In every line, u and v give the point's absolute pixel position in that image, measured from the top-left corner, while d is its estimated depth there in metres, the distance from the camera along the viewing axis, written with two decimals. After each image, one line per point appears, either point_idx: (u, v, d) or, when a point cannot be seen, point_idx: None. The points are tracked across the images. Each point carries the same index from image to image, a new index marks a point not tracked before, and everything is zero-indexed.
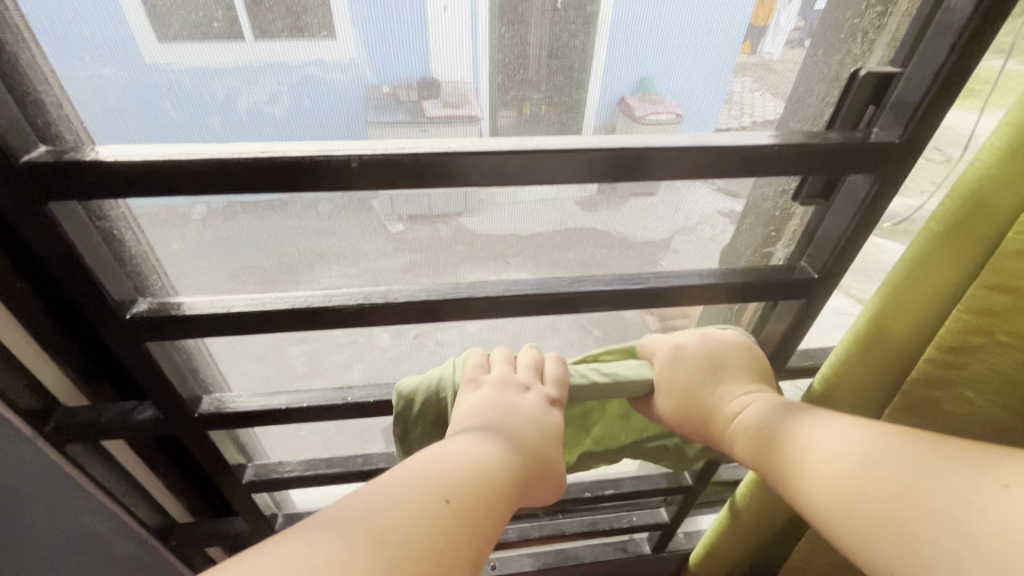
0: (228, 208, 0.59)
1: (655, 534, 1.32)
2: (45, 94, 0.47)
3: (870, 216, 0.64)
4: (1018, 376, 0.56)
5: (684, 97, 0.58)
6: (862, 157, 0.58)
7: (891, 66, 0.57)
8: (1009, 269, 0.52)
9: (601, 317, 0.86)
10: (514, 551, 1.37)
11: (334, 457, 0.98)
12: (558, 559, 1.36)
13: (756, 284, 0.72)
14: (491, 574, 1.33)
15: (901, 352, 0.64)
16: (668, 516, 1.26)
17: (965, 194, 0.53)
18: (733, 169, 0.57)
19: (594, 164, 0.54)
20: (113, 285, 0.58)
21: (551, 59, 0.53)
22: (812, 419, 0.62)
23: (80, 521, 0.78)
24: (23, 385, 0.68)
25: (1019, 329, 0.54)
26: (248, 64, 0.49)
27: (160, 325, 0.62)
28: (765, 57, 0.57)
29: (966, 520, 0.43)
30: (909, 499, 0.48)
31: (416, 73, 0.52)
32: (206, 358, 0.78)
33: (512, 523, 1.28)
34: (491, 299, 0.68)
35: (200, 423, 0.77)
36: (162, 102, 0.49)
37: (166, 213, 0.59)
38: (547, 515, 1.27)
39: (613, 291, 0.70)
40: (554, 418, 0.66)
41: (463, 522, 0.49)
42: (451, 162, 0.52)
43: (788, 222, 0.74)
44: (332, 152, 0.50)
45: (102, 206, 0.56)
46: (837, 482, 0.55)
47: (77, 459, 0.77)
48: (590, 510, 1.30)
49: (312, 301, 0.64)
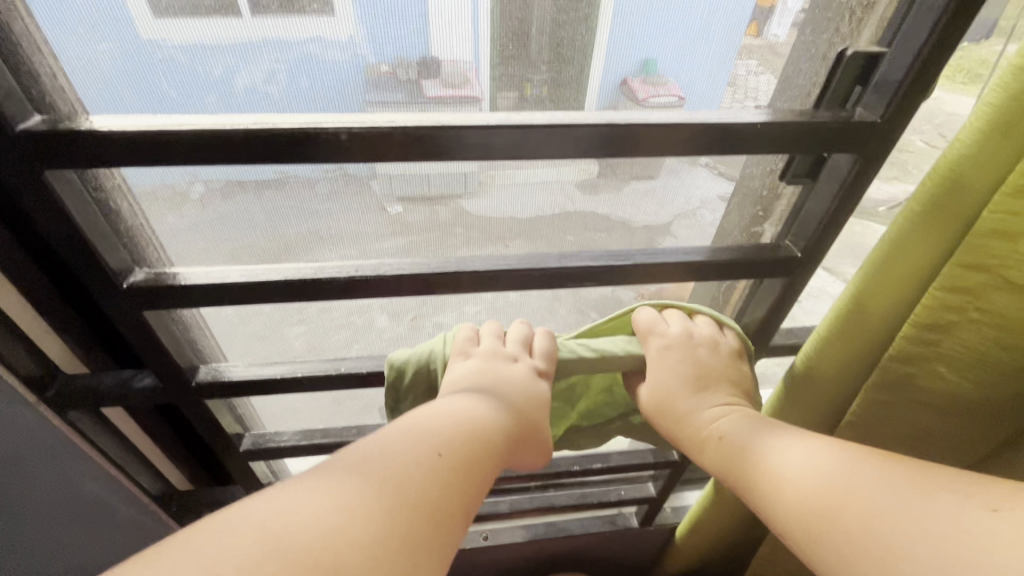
0: (226, 187, 0.59)
1: (644, 508, 1.34)
2: (40, 64, 0.46)
3: (851, 195, 0.62)
4: (990, 354, 0.56)
5: (686, 77, 0.57)
6: (842, 137, 0.57)
7: (878, 46, 0.54)
8: (985, 248, 0.51)
9: (597, 299, 0.87)
10: (507, 523, 1.39)
11: (329, 428, 0.98)
12: (549, 531, 1.39)
13: (741, 262, 0.71)
14: (483, 543, 1.37)
15: (879, 330, 0.64)
16: (655, 490, 1.29)
17: (944, 176, 0.52)
18: (730, 149, 0.56)
19: (587, 139, 0.53)
20: (111, 257, 0.58)
21: (552, 40, 0.52)
22: (788, 438, 0.61)
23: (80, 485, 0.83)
24: (27, 354, 0.67)
25: (993, 307, 0.53)
26: (243, 41, 0.48)
27: (158, 295, 0.62)
28: (770, 40, 0.56)
29: (952, 540, 0.42)
30: (891, 517, 0.46)
31: (416, 52, 0.51)
32: (203, 329, 0.77)
33: (504, 495, 1.31)
34: (484, 275, 0.68)
35: (198, 393, 0.77)
36: (157, 80, 0.49)
37: (166, 194, 0.59)
38: (538, 487, 1.30)
39: (603, 266, 0.68)
40: (541, 391, 0.67)
41: (456, 473, 0.50)
42: (443, 135, 0.51)
43: (776, 202, 0.72)
44: (322, 124, 0.49)
45: (97, 176, 0.55)
46: (798, 489, 0.55)
47: (78, 425, 0.78)
48: (580, 484, 1.33)
49: (304, 272, 0.64)
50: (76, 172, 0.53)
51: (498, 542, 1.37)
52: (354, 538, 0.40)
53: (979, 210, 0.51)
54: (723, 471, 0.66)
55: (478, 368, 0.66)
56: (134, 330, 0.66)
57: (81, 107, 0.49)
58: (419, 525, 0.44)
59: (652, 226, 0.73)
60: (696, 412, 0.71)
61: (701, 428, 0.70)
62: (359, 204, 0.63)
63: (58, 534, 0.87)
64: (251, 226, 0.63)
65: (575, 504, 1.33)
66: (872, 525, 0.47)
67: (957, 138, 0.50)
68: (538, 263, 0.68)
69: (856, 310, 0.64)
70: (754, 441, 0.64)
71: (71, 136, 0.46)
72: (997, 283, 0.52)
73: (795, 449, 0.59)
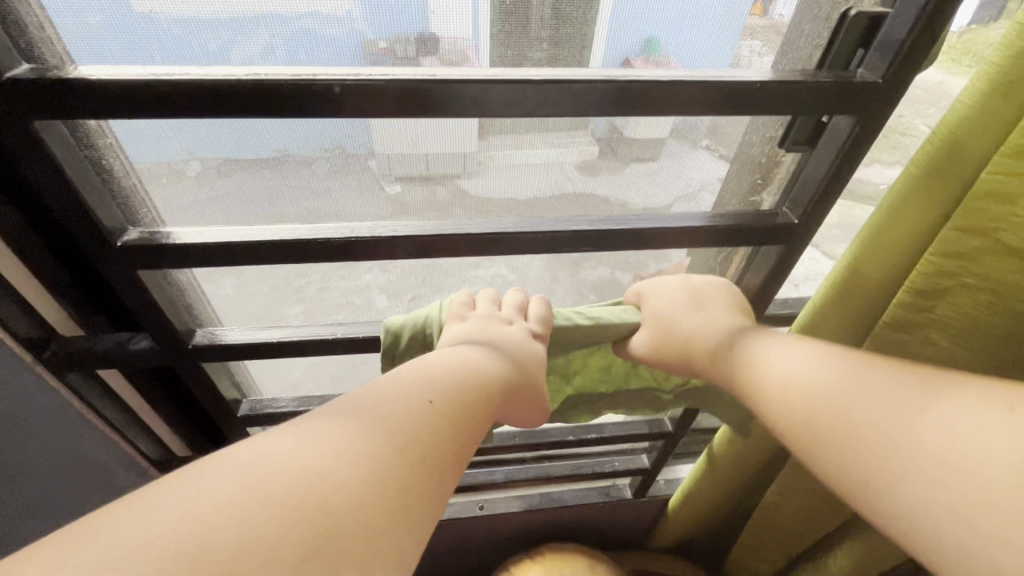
0: (223, 165, 0.58)
1: (638, 479, 1.36)
2: (25, 13, 0.44)
3: (851, 156, 0.61)
4: (981, 316, 0.59)
5: (690, 50, 0.56)
6: (843, 96, 0.55)
7: (881, 7, 0.52)
8: (982, 211, 0.52)
9: (595, 281, 0.88)
10: (502, 494, 1.42)
11: (327, 393, 0.98)
12: (543, 501, 1.42)
13: (739, 228, 0.69)
14: (479, 513, 1.39)
15: (874, 295, 0.65)
16: (647, 462, 1.30)
17: (943, 140, 0.51)
18: (737, 108, 0.54)
19: (591, 98, 0.51)
20: (104, 215, 0.56)
21: (553, 19, 0.52)
22: (800, 359, 0.60)
23: (78, 445, 0.84)
24: (24, 318, 0.66)
25: (987, 272, 0.56)
26: (237, 14, 0.47)
27: (154, 254, 0.60)
28: (776, 19, 0.56)
29: (966, 444, 0.39)
30: (904, 428, 0.45)
31: (414, 28, 0.51)
32: (198, 293, 0.76)
33: (500, 466, 1.33)
34: (482, 238, 0.65)
35: (194, 356, 0.77)
36: (150, 52, 0.48)
37: (163, 171, 0.58)
38: (534, 458, 1.32)
39: (596, 231, 0.66)
40: (537, 352, 0.69)
41: (447, 420, 0.49)
42: (438, 89, 0.48)
43: (775, 169, 0.70)
44: (315, 76, 0.46)
45: (89, 132, 0.53)
46: (811, 394, 0.55)
47: (77, 388, 0.78)
48: (574, 454, 1.35)
49: (300, 233, 0.61)
50: (65, 125, 0.50)
51: (493, 513, 1.40)
52: (346, 477, 0.38)
53: (978, 169, 0.51)
54: (735, 381, 0.67)
55: (477, 328, 0.67)
56: (131, 296, 0.65)
57: (70, 60, 0.48)
58: (412, 471, 0.42)
59: (655, 205, 0.72)
60: (706, 334, 0.71)
61: (709, 351, 0.70)
62: (354, 175, 0.62)
63: (62, 493, 0.90)
64: (245, 187, 0.60)
65: (569, 475, 1.35)
66: (878, 428, 0.47)
67: (957, 102, 0.50)
68: (542, 235, 0.66)
69: (851, 275, 0.64)
70: (767, 353, 0.64)
71: (59, 85, 0.44)
72: (992, 247, 0.54)
73: (810, 360, 0.59)
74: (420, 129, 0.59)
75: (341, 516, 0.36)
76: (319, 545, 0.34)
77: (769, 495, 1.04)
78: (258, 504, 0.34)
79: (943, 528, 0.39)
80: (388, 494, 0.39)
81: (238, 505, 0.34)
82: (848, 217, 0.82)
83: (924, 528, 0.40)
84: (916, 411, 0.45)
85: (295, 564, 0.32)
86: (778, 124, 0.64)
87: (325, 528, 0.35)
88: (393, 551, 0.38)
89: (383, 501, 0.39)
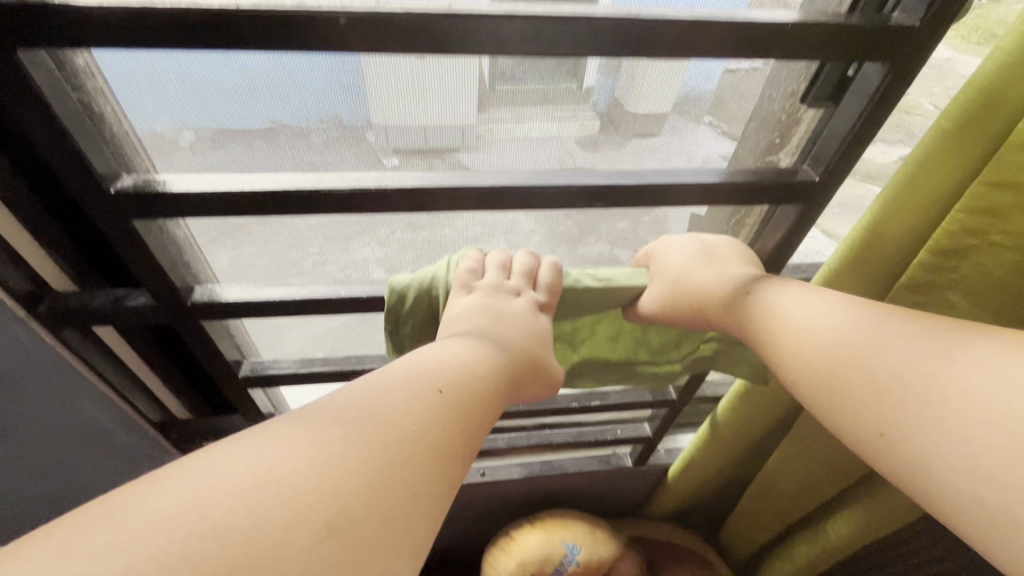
0: (217, 136, 0.58)
1: (639, 448, 1.38)
2: None
3: (879, 109, 0.60)
4: (1007, 278, 0.58)
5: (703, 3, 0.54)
6: (875, 40, 0.54)
7: None
8: (1017, 163, 0.51)
9: (596, 258, 0.88)
10: (502, 462, 1.45)
11: (329, 357, 0.99)
12: (544, 469, 1.45)
13: (755, 185, 0.68)
14: (481, 479, 1.42)
15: (893, 254, 0.65)
16: (650, 430, 1.32)
17: (980, 89, 0.51)
18: (762, 51, 0.53)
19: (600, 36, 0.50)
20: (99, 161, 0.54)
21: None
22: (816, 298, 0.60)
23: (78, 404, 0.86)
24: (17, 272, 0.66)
25: (1016, 228, 0.55)
26: None
27: (151, 203, 0.59)
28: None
29: (997, 397, 0.40)
30: (928, 379, 0.45)
31: None
32: (195, 249, 0.73)
33: (501, 434, 1.35)
34: (479, 185, 0.63)
35: (194, 314, 0.75)
36: None
37: (158, 141, 0.58)
38: (535, 426, 1.34)
39: (612, 185, 0.65)
40: (543, 321, 0.72)
41: (456, 409, 0.49)
42: (451, 20, 0.47)
43: (794, 128, 0.68)
44: (316, 5, 0.45)
45: (78, 69, 0.50)
46: (830, 342, 0.56)
47: (72, 344, 0.77)
48: (577, 423, 1.36)
49: (301, 183, 0.60)
50: (48, 57, 0.47)
51: (495, 479, 1.42)
52: (357, 466, 0.39)
53: (1012, 119, 0.51)
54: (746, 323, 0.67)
55: (481, 303, 0.68)
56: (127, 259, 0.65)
57: None
58: (421, 462, 0.43)
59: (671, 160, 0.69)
60: (720, 280, 0.71)
61: (720, 303, 0.70)
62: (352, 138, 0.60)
63: (62, 452, 0.92)
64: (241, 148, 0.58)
65: (572, 442, 1.36)
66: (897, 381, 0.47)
67: (996, 47, 0.49)
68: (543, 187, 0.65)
69: (871, 234, 0.64)
70: (786, 296, 0.63)
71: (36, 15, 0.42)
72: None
73: (833, 305, 0.59)
74: (420, 84, 0.56)
75: (353, 503, 0.37)
76: (332, 529, 0.35)
77: (772, 460, 1.06)
78: (275, 490, 0.35)
79: (944, 487, 0.41)
80: (397, 483, 0.40)
81: (255, 490, 0.35)
82: (850, 196, 0.81)
83: (949, 489, 0.41)
84: (942, 373, 0.44)
85: (306, 548, 0.33)
86: (801, 79, 0.63)
87: (337, 513, 0.36)
88: (402, 538, 0.38)
89: (392, 490, 0.39)
